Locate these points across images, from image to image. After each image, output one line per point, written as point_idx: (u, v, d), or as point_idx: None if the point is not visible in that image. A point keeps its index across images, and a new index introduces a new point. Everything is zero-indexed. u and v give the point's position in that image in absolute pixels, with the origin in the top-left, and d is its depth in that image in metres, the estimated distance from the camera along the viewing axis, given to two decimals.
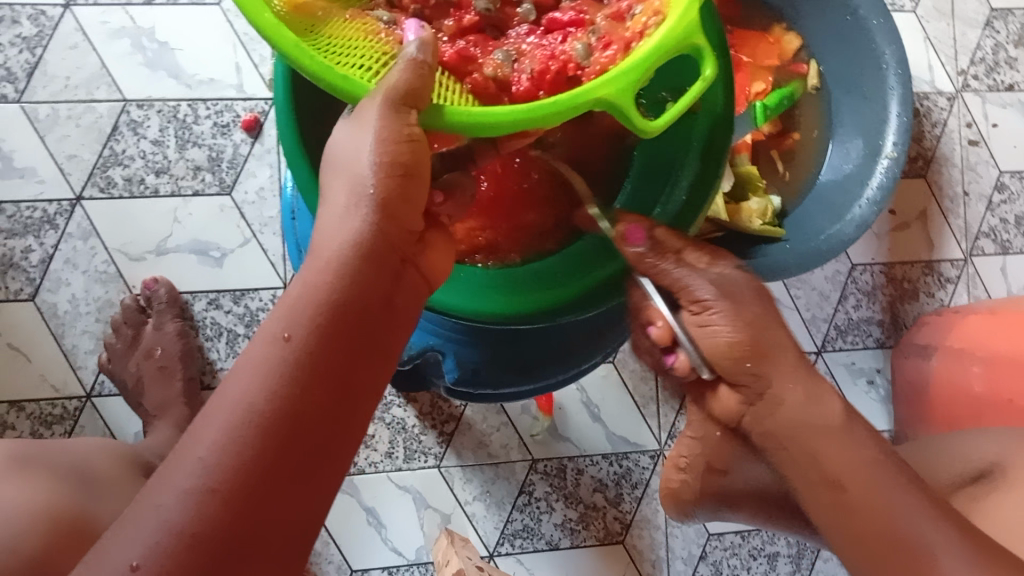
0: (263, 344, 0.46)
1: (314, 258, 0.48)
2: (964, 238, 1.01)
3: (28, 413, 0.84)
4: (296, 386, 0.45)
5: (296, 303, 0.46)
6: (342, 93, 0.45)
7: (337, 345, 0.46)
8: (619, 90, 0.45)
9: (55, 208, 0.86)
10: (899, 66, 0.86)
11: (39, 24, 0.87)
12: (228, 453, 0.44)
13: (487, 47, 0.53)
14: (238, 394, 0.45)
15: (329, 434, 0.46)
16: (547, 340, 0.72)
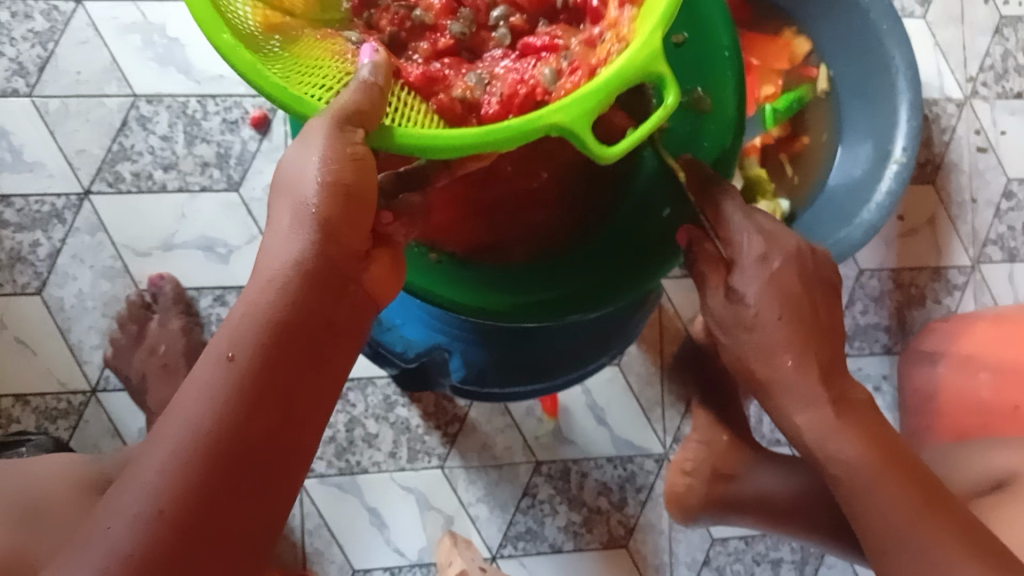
0: (204, 366, 0.45)
1: (256, 277, 0.47)
2: (971, 245, 1.01)
3: (33, 407, 0.85)
4: (240, 406, 0.44)
5: (238, 324, 0.46)
6: (294, 112, 0.44)
7: (282, 364, 0.46)
8: (574, 117, 0.42)
9: (63, 202, 0.86)
10: (909, 70, 0.86)
11: (51, 19, 0.87)
12: (170, 479, 0.43)
13: (460, 69, 0.53)
14: (180, 417, 0.44)
15: (275, 458, 0.45)
16: (549, 343, 0.71)
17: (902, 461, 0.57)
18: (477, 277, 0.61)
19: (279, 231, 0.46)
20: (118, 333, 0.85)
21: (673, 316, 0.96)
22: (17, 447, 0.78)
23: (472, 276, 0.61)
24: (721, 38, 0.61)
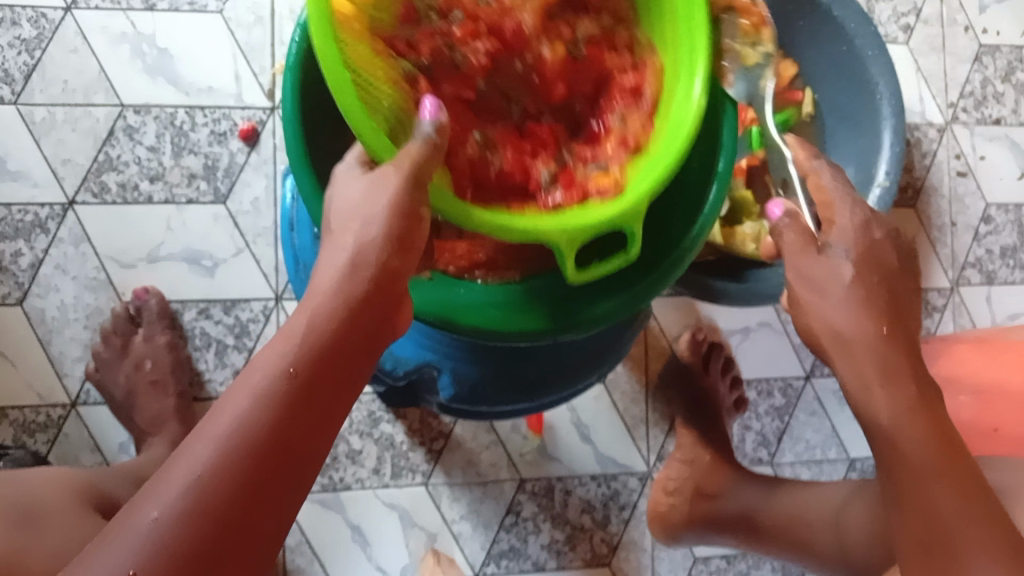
0: (260, 373, 0.45)
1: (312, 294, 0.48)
2: (951, 267, 1.03)
3: (10, 420, 0.83)
4: (295, 415, 0.45)
5: (293, 334, 0.47)
6: (365, 144, 0.48)
7: (327, 376, 0.46)
8: (570, 242, 0.50)
9: (47, 212, 0.85)
10: (892, 97, 0.88)
11: (39, 26, 0.86)
12: (219, 474, 0.42)
13: (468, 128, 0.57)
14: (228, 414, 0.44)
15: (314, 464, 0.46)
16: (541, 360, 0.71)
17: (956, 440, 0.50)
18: (470, 295, 0.60)
19: (335, 257, 0.48)
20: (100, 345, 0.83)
21: (659, 332, 0.97)
22: None
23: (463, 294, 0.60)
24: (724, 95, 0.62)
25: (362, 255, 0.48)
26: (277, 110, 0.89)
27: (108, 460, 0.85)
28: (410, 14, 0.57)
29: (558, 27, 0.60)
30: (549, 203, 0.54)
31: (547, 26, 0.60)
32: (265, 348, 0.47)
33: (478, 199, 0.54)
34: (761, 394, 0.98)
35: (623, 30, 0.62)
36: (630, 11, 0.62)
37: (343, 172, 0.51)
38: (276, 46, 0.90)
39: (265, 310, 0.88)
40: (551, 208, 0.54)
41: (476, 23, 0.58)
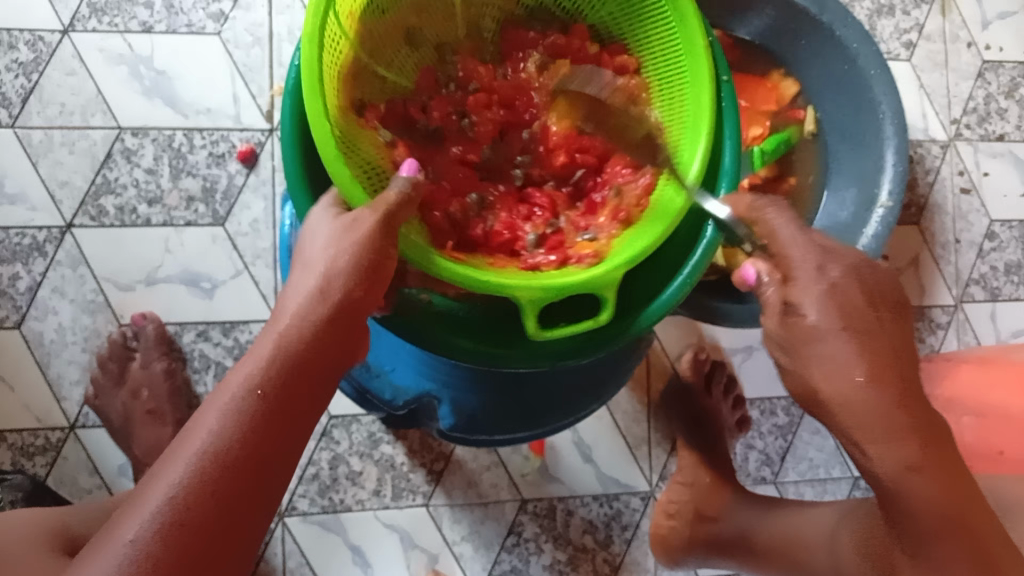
0: (229, 394, 0.48)
1: (277, 322, 0.51)
2: (954, 284, 1.02)
3: (8, 444, 0.83)
4: (261, 432, 0.47)
5: (261, 356, 0.49)
6: (344, 191, 0.54)
7: (293, 394, 0.49)
8: (532, 301, 0.56)
9: (45, 235, 0.85)
10: (895, 117, 0.88)
11: (36, 49, 0.86)
12: (191, 489, 0.44)
13: (469, 186, 0.65)
14: (200, 433, 0.46)
15: (280, 475, 0.48)
16: (544, 386, 0.70)
17: (940, 459, 0.48)
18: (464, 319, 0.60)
19: (302, 288, 0.51)
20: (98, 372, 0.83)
21: (661, 352, 0.96)
22: None
23: (450, 318, 0.60)
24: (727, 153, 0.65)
25: (330, 282, 0.50)
26: (276, 131, 0.89)
27: (107, 483, 0.84)
28: (428, 84, 0.67)
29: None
30: (529, 262, 0.62)
31: (561, 102, 0.68)
32: (236, 372, 0.50)
33: (459, 251, 0.62)
34: (764, 413, 0.98)
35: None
36: (641, 90, 0.68)
37: (319, 215, 0.54)
38: (274, 67, 0.90)
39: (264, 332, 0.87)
40: (530, 266, 0.62)
41: (490, 94, 0.67)
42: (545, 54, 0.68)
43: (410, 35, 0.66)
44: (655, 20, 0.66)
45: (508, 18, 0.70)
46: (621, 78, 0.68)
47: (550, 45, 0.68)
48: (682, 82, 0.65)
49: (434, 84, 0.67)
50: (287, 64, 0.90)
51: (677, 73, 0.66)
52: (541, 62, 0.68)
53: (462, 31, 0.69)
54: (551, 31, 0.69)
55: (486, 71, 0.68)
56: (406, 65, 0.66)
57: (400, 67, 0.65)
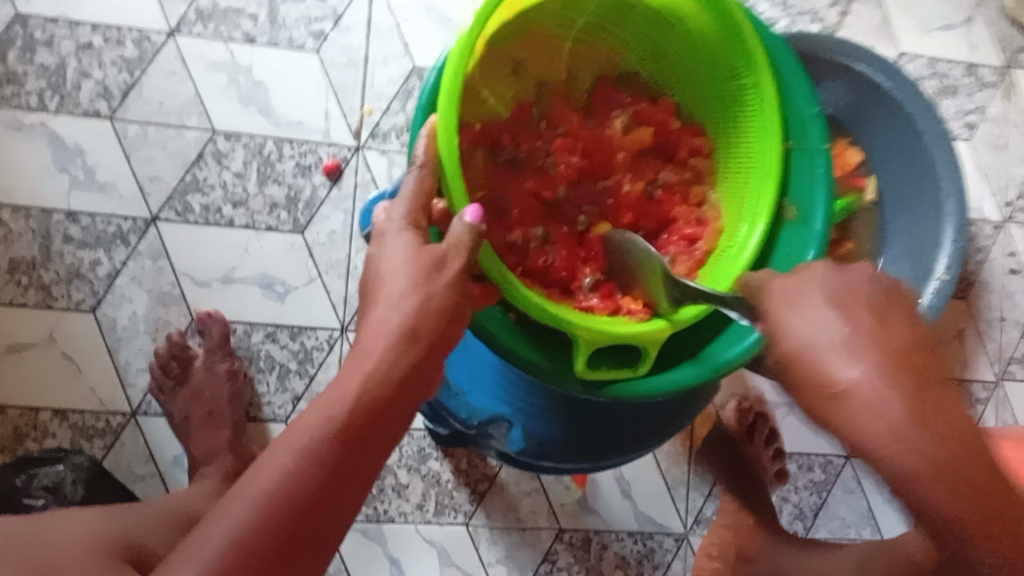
0: (305, 434, 0.47)
1: (358, 359, 0.50)
2: (996, 361, 1.04)
3: (70, 422, 0.85)
4: (325, 475, 0.46)
5: (339, 400, 0.48)
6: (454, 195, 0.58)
7: (368, 437, 0.48)
8: (589, 342, 0.60)
9: (130, 225, 0.88)
10: (957, 194, 0.90)
11: (141, 48, 0.90)
12: (251, 530, 0.44)
13: (535, 221, 0.68)
14: (269, 474, 0.45)
15: (340, 516, 0.47)
16: (601, 424, 0.72)
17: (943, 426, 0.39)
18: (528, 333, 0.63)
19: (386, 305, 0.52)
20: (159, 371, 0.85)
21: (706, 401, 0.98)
22: (55, 464, 0.79)
23: (526, 334, 0.63)
24: (819, 220, 0.68)
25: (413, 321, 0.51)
26: (362, 148, 0.92)
27: (160, 471, 0.87)
28: (522, 115, 0.70)
29: (644, 169, 0.73)
30: (585, 303, 0.65)
31: (636, 166, 0.73)
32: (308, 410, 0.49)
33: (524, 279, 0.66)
34: (801, 468, 1.00)
35: (698, 186, 0.74)
36: (708, 173, 0.74)
37: (392, 234, 0.54)
38: (366, 88, 0.93)
39: (330, 340, 0.90)
40: (585, 307, 0.65)
41: (575, 141, 0.71)
42: (631, 118, 0.74)
43: (518, 65, 0.68)
44: (734, 107, 0.71)
45: (604, 75, 0.74)
46: (693, 157, 0.74)
47: (636, 111, 0.74)
48: (749, 167, 0.70)
49: (527, 119, 0.70)
50: (377, 89, 0.94)
51: (747, 157, 0.71)
52: (627, 125, 0.73)
53: (562, 75, 0.72)
54: (641, 99, 0.75)
55: (575, 118, 0.72)
56: (507, 93, 0.68)
57: (504, 96, 0.68)
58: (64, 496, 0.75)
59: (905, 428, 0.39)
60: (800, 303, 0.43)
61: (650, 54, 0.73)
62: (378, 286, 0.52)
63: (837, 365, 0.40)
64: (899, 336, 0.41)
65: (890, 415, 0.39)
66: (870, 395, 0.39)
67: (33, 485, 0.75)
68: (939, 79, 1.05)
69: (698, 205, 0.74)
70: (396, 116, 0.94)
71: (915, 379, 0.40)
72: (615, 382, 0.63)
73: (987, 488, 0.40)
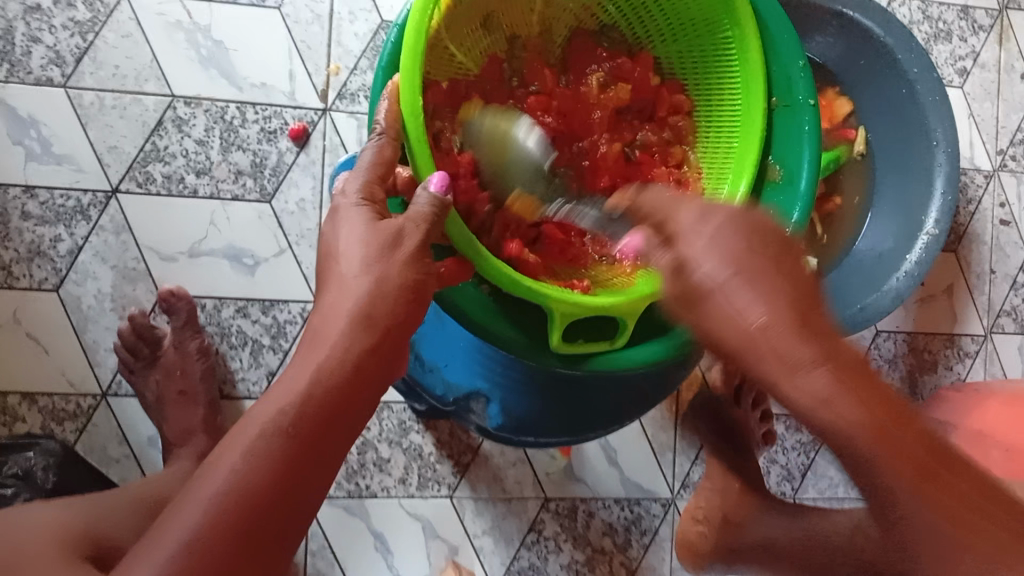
0: (258, 430, 0.44)
1: (315, 345, 0.48)
2: (986, 315, 1.02)
3: (39, 406, 0.82)
4: (285, 471, 0.44)
5: (294, 394, 0.46)
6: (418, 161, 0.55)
7: (324, 432, 0.46)
8: (563, 314, 0.58)
9: (90, 199, 0.84)
10: (949, 144, 0.87)
11: (94, 9, 0.85)
12: (207, 532, 0.42)
13: None
14: (220, 474, 0.43)
15: (302, 511, 0.45)
16: (591, 402, 0.71)
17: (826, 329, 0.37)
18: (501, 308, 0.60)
19: (347, 286, 0.49)
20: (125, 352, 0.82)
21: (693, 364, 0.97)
22: (25, 450, 0.75)
23: (500, 309, 0.60)
24: (803, 181, 0.65)
25: (374, 305, 0.48)
26: (330, 111, 0.88)
27: (135, 453, 0.84)
28: (493, 73, 0.66)
29: (623, 130, 0.70)
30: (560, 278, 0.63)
31: (614, 124, 0.70)
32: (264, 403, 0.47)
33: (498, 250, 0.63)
34: (789, 429, 0.98)
35: (678, 147, 0.71)
36: (689, 132, 0.71)
37: (345, 209, 0.51)
38: (332, 46, 0.89)
39: (303, 313, 0.87)
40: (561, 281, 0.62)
41: (550, 99, 0.67)
42: (608, 75, 0.70)
43: (486, 19, 0.64)
44: (717, 64, 0.68)
45: (581, 28, 0.70)
46: (673, 116, 0.71)
47: (614, 67, 0.70)
48: (731, 125, 0.68)
49: (497, 75, 0.66)
50: (344, 45, 0.89)
51: (730, 113, 0.68)
52: (604, 82, 0.70)
53: (536, 29, 0.68)
54: (620, 54, 0.71)
55: (550, 76, 0.68)
56: (475, 48, 0.65)
57: (471, 51, 0.64)
58: (35, 483, 0.72)
59: (819, 378, 0.36)
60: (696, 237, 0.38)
61: (627, 7, 0.69)
62: (331, 270, 0.50)
63: (743, 308, 0.37)
64: (799, 272, 0.38)
65: (802, 365, 0.36)
66: (784, 339, 0.36)
67: (3, 472, 0.72)
68: (932, 23, 1.01)
69: (678, 165, 0.71)
70: (364, 75, 0.89)
71: (818, 318, 0.37)
72: (596, 354, 0.61)
73: (887, 403, 0.38)
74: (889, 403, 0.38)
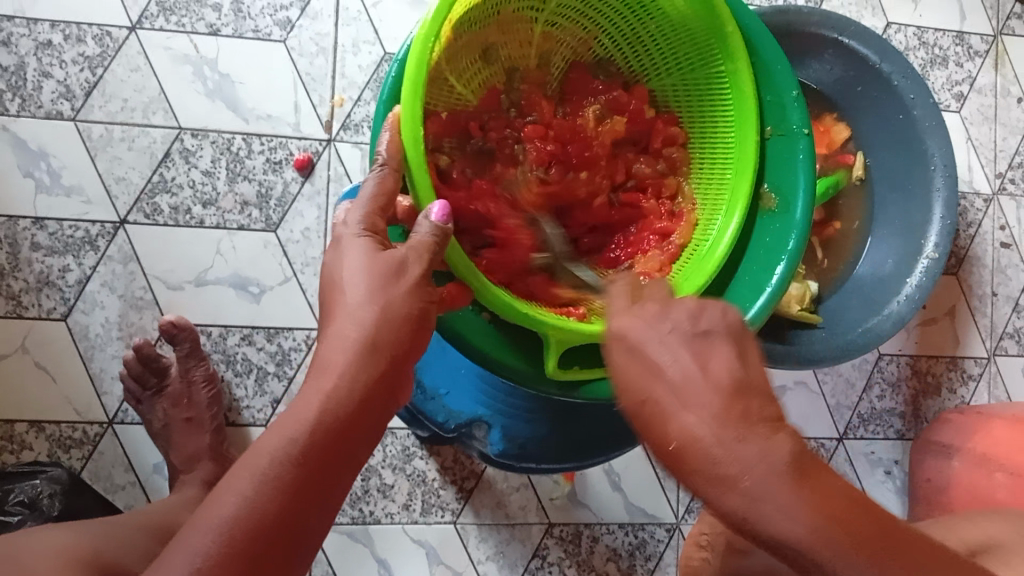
0: (267, 457, 0.45)
1: (321, 372, 0.48)
2: (989, 337, 1.02)
3: (46, 434, 0.83)
4: (292, 498, 0.45)
5: (302, 422, 0.46)
6: (419, 187, 0.56)
7: (331, 458, 0.46)
8: (560, 341, 0.59)
9: (98, 229, 0.85)
10: (947, 169, 0.88)
11: (103, 44, 0.87)
12: (216, 557, 0.42)
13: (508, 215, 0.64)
14: (230, 500, 0.44)
15: (308, 536, 0.46)
16: (589, 429, 0.72)
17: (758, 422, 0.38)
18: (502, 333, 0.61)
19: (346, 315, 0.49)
20: (131, 381, 0.83)
21: None
22: (31, 478, 0.76)
23: (502, 334, 0.61)
24: (798, 208, 0.66)
25: (377, 333, 0.49)
26: (334, 142, 0.90)
27: (141, 480, 0.85)
28: (492, 103, 0.68)
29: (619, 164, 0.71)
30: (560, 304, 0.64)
31: (613, 157, 0.71)
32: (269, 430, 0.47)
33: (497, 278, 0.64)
34: None
35: (672, 177, 0.72)
36: (683, 162, 0.72)
37: (347, 238, 0.53)
38: (337, 78, 0.91)
39: (308, 340, 0.88)
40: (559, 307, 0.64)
41: (547, 129, 0.68)
42: (605, 107, 0.71)
43: (487, 51, 0.65)
44: (711, 95, 0.69)
45: (578, 61, 0.71)
46: (668, 147, 0.72)
47: (610, 100, 0.71)
48: (725, 156, 0.69)
49: (497, 106, 0.68)
50: (349, 77, 0.91)
51: (725, 143, 0.69)
52: (601, 114, 0.71)
53: (534, 62, 0.69)
54: (616, 86, 0.72)
55: (548, 107, 0.69)
56: (474, 80, 0.66)
57: (471, 82, 0.65)
58: (41, 512, 0.73)
59: (749, 479, 0.37)
60: (637, 339, 0.41)
61: (623, 40, 0.71)
62: (334, 296, 0.51)
63: (670, 406, 0.39)
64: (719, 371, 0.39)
65: (731, 463, 0.37)
66: (703, 429, 0.38)
67: (8, 500, 0.73)
68: (928, 49, 1.02)
69: (673, 196, 0.72)
70: (368, 105, 0.91)
71: (749, 413, 0.38)
72: (592, 381, 0.62)
73: (834, 505, 0.37)
74: (841, 495, 0.38)
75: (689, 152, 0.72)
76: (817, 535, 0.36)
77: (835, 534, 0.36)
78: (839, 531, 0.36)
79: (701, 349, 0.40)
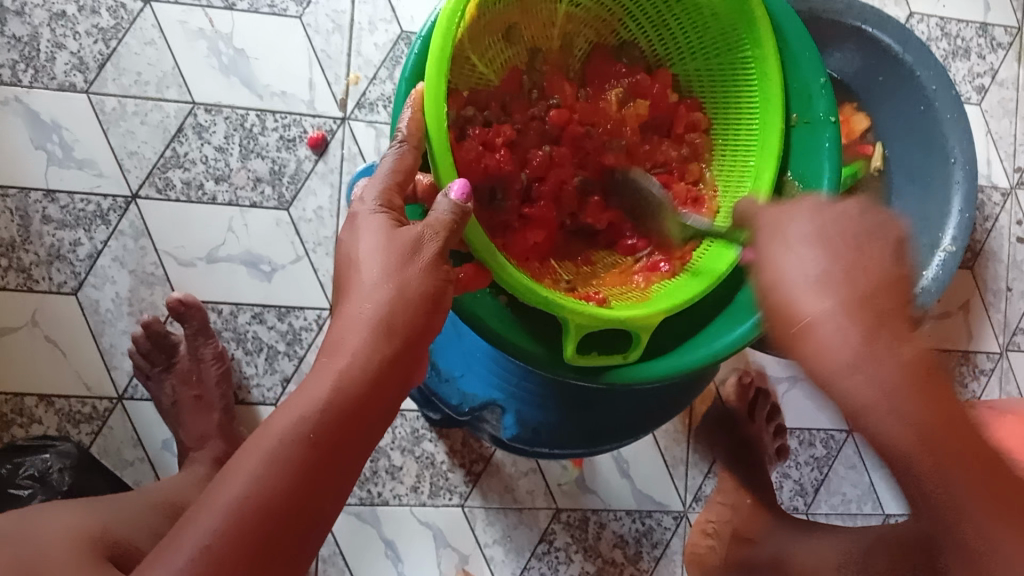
0: (273, 439, 0.45)
1: (333, 352, 0.48)
2: (1002, 332, 1.02)
3: (55, 408, 0.83)
4: (304, 477, 0.44)
5: (314, 401, 0.46)
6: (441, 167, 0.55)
7: (342, 438, 0.46)
8: (578, 326, 0.58)
9: (109, 203, 0.85)
10: (967, 162, 0.87)
11: (117, 16, 0.86)
12: (224, 537, 0.42)
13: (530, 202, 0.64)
14: (241, 480, 0.44)
15: (319, 518, 0.45)
16: (603, 418, 0.71)
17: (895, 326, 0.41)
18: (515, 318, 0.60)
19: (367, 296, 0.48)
20: (141, 358, 0.82)
21: None
22: (40, 452, 0.76)
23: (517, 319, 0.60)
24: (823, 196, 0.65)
25: (392, 316, 0.48)
26: (348, 120, 0.89)
27: (149, 456, 0.84)
28: (513, 84, 0.67)
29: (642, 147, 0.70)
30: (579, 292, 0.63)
31: (633, 142, 0.69)
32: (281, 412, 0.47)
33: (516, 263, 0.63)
34: (803, 443, 0.98)
35: (694, 164, 0.71)
36: (705, 150, 0.72)
37: (364, 216, 0.51)
38: (352, 56, 0.90)
39: (319, 319, 0.87)
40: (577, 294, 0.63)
41: (571, 111, 0.67)
42: (626, 92, 0.70)
43: (509, 31, 0.64)
44: (735, 81, 0.68)
45: (600, 43, 0.71)
46: (690, 133, 0.72)
47: (632, 83, 0.70)
48: (748, 141, 0.68)
49: (518, 88, 0.67)
50: (365, 55, 0.90)
51: (747, 129, 0.68)
52: (623, 98, 0.70)
53: (557, 43, 0.69)
54: (639, 70, 0.71)
55: (569, 89, 0.68)
56: (496, 60, 0.65)
57: (492, 62, 0.64)
58: (51, 487, 0.73)
59: (871, 378, 0.40)
60: (782, 233, 0.44)
61: (647, 22, 0.70)
62: (349, 275, 0.50)
63: (805, 300, 0.41)
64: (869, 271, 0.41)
65: (860, 364, 0.40)
66: (834, 330, 0.40)
67: (18, 474, 0.73)
68: (950, 40, 1.01)
69: (694, 183, 0.71)
70: (384, 84, 0.90)
71: (887, 318, 0.41)
72: (610, 367, 0.61)
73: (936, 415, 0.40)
74: (947, 409, 0.41)
75: (711, 139, 0.72)
76: (912, 442, 0.40)
77: (931, 447, 0.40)
78: (938, 439, 0.40)
79: (853, 251, 0.42)
